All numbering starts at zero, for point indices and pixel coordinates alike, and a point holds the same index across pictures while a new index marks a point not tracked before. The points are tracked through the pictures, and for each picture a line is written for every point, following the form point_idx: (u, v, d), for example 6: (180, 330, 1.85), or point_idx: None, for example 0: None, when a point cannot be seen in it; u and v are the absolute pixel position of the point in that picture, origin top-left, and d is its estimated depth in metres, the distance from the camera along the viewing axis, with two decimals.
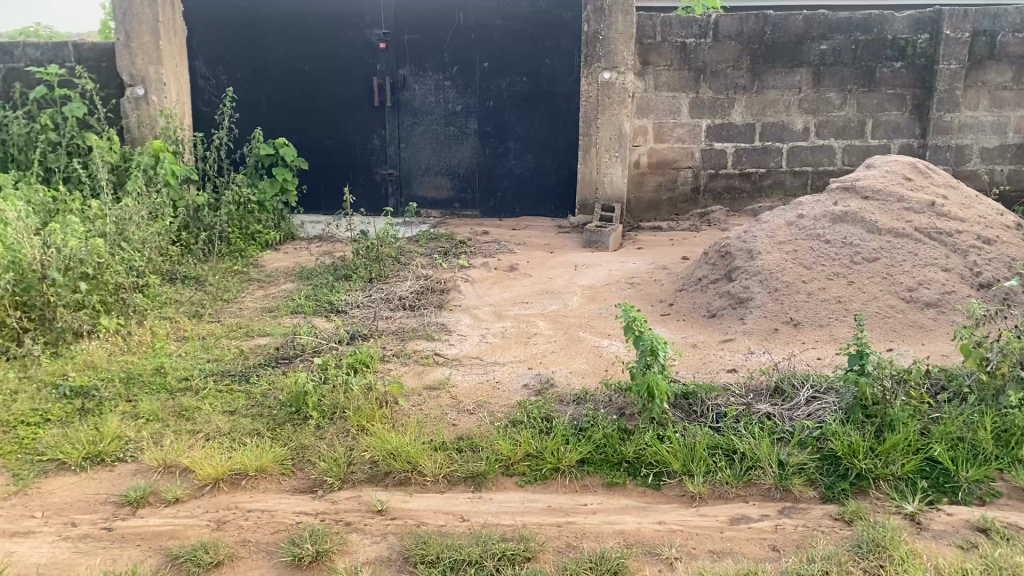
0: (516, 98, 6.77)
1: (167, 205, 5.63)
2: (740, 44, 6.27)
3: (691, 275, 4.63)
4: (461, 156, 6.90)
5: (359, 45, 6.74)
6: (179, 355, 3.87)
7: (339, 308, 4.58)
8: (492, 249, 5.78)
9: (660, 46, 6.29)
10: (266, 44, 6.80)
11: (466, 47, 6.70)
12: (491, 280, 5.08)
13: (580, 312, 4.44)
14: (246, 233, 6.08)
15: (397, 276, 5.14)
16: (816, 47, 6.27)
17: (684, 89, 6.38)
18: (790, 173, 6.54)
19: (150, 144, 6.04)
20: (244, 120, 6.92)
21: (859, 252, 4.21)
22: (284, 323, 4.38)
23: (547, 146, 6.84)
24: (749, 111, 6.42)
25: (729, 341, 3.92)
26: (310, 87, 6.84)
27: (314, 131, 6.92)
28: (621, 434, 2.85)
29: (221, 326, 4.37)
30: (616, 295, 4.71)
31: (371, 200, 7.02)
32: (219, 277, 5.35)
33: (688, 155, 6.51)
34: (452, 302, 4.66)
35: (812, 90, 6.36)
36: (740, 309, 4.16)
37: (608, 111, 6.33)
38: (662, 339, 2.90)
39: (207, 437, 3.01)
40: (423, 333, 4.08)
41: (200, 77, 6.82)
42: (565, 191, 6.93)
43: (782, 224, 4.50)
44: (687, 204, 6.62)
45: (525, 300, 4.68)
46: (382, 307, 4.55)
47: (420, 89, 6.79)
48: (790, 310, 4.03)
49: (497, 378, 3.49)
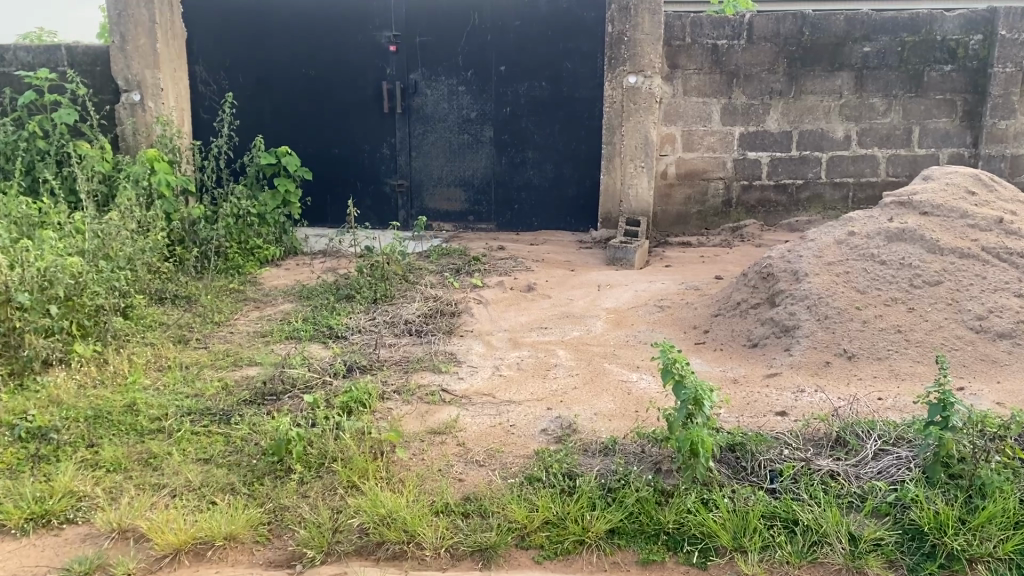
0: (535, 104, 6.34)
1: (159, 218, 5.26)
2: (776, 45, 5.82)
3: (728, 298, 4.17)
4: (476, 167, 6.49)
5: (367, 48, 6.35)
6: (155, 390, 3.47)
7: (339, 333, 4.17)
8: (509, 267, 5.35)
9: (690, 48, 5.86)
10: (270, 47, 6.43)
11: (481, 50, 6.29)
12: (506, 301, 4.65)
13: (605, 339, 4.00)
14: (245, 248, 5.69)
15: (404, 296, 4.72)
16: (859, 49, 5.82)
17: (715, 94, 5.93)
18: (830, 184, 6.07)
19: (144, 153, 5.66)
20: (245, 127, 6.54)
21: (919, 275, 3.75)
22: (276, 352, 3.97)
23: (567, 154, 6.41)
24: (785, 118, 5.96)
25: (774, 376, 3.48)
26: (317, 93, 6.46)
27: (320, 139, 6.53)
28: (659, 497, 2.42)
29: (207, 354, 3.97)
30: (645, 320, 4.26)
31: (379, 213, 6.61)
32: (213, 296, 4.97)
33: (719, 166, 6.06)
34: (463, 327, 4.23)
35: (854, 95, 5.90)
36: (785, 338, 3.71)
37: (633, 118, 5.88)
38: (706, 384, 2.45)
39: (173, 494, 2.61)
40: (430, 364, 3.65)
41: (200, 82, 6.45)
42: (587, 204, 6.50)
43: (831, 242, 4.04)
44: (718, 218, 6.16)
45: (544, 324, 4.25)
46: (385, 333, 4.13)
47: (432, 95, 6.39)
48: (842, 340, 3.58)
49: (512, 420, 3.05)
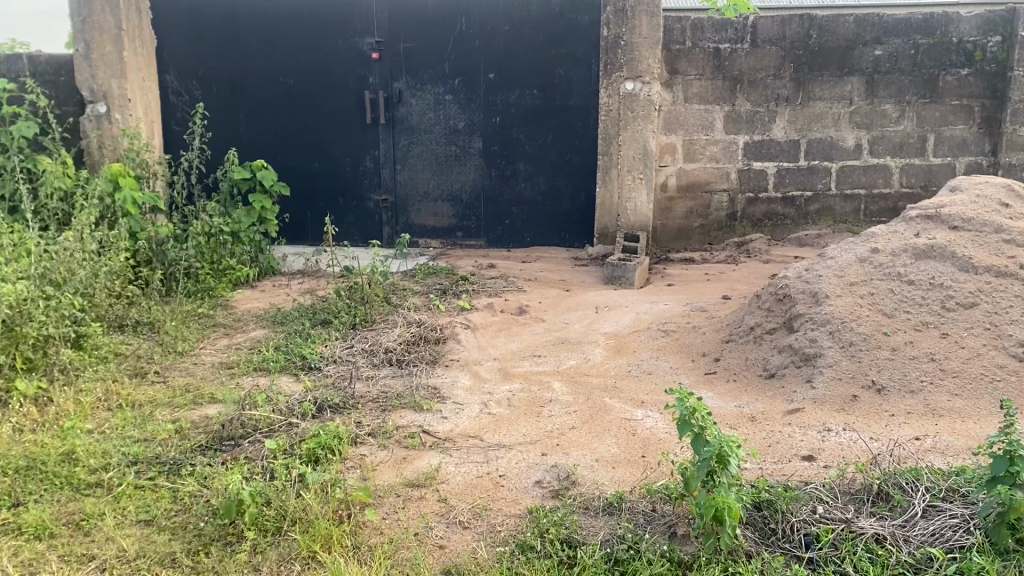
0: (527, 113, 5.99)
1: (122, 238, 4.88)
2: (782, 49, 5.49)
3: (740, 322, 3.80)
4: (465, 180, 6.12)
5: (348, 55, 5.98)
6: (100, 434, 3.08)
7: (312, 365, 3.79)
8: (500, 286, 4.98)
9: (690, 53, 5.52)
10: (244, 54, 6.06)
11: (469, 56, 5.94)
12: (497, 325, 4.27)
13: (605, 368, 3.63)
14: (217, 269, 5.32)
15: (386, 321, 4.34)
16: (869, 52, 5.48)
17: (717, 101, 5.59)
18: (840, 196, 5.72)
19: (108, 168, 5.29)
20: (219, 139, 6.17)
21: (952, 296, 3.38)
22: (240, 387, 3.60)
23: (561, 166, 6.05)
24: (793, 126, 5.61)
25: (796, 413, 3.12)
26: (295, 103, 6.10)
27: (299, 151, 6.16)
28: (676, 571, 2.07)
29: (165, 390, 3.59)
30: (647, 346, 3.89)
31: (362, 229, 6.23)
32: (178, 322, 4.58)
33: (723, 177, 5.70)
34: (449, 355, 3.85)
35: (865, 101, 5.56)
36: (806, 368, 3.35)
37: (631, 127, 5.53)
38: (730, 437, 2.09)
39: (103, 566, 2.23)
40: (410, 400, 3.26)
41: (171, 92, 6.08)
42: (582, 218, 6.13)
43: (852, 260, 3.67)
44: (722, 232, 5.80)
45: (537, 352, 3.86)
46: (362, 364, 3.75)
47: (418, 104, 6.03)
48: (870, 371, 3.22)
49: (502, 468, 2.68)
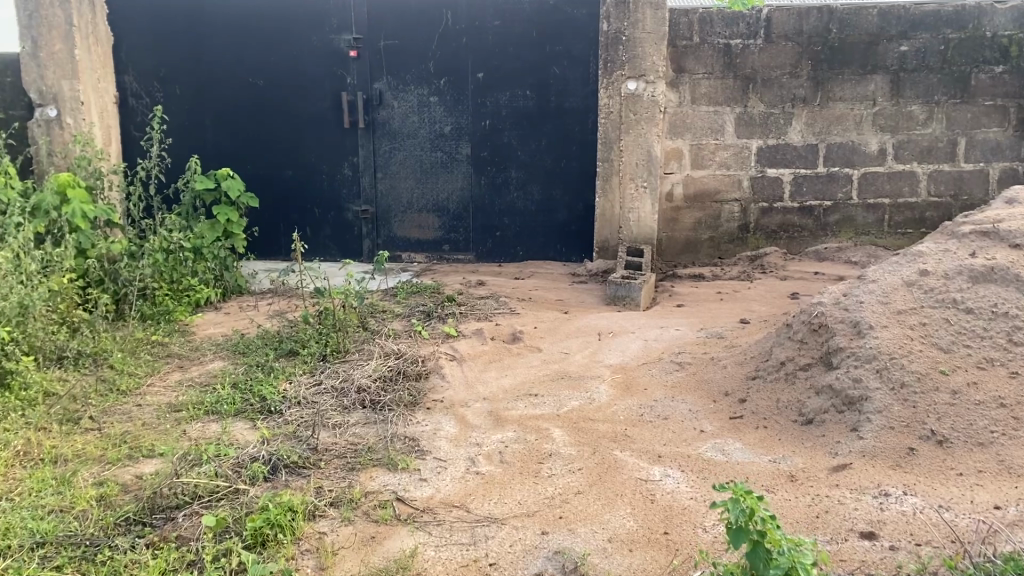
0: (519, 116, 5.48)
1: (66, 258, 4.35)
2: (799, 45, 5.01)
3: (768, 355, 3.29)
4: (452, 189, 5.61)
5: (324, 53, 5.47)
6: (7, 503, 2.54)
7: (272, 409, 3.28)
8: (490, 309, 4.46)
9: (698, 49, 5.03)
10: (210, 53, 5.53)
11: (456, 54, 5.43)
12: (487, 356, 3.75)
13: (611, 412, 3.11)
14: (177, 290, 4.79)
15: (360, 352, 3.81)
16: (894, 48, 5.01)
17: (728, 102, 5.09)
18: (862, 206, 5.23)
19: (55, 178, 4.75)
20: (183, 146, 5.64)
21: (1020, 327, 2.86)
22: (187, 438, 3.07)
23: (557, 174, 5.54)
24: (810, 129, 5.12)
25: (843, 471, 2.62)
26: (265, 106, 5.58)
27: (270, 159, 5.64)
28: None
29: (97, 440, 3.05)
30: (660, 383, 3.37)
31: (340, 243, 5.72)
32: (127, 352, 4.04)
33: (734, 185, 5.20)
34: (431, 396, 3.33)
35: (890, 101, 5.07)
36: (850, 414, 2.84)
37: (634, 131, 5.05)
38: (802, 548, 1.75)
39: None
40: (383, 457, 2.74)
41: (130, 94, 5.55)
42: (580, 230, 5.61)
43: (898, 285, 3.17)
44: (733, 245, 5.30)
45: (533, 390, 3.34)
46: (331, 408, 3.23)
47: (400, 107, 5.51)
48: (928, 419, 2.70)
49: (492, 554, 2.18)
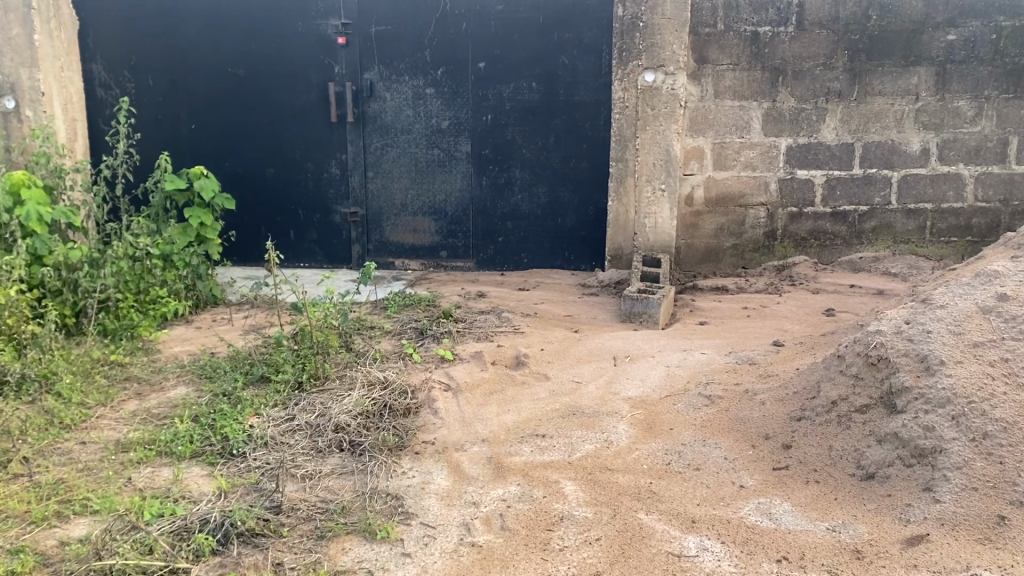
0: (524, 110, 4.99)
1: (16, 267, 3.87)
2: (835, 33, 4.52)
3: (815, 391, 2.81)
4: (449, 190, 5.13)
5: (309, 40, 4.99)
6: None
7: (235, 451, 2.81)
8: (490, 326, 3.98)
9: (723, 38, 4.54)
10: (186, 40, 5.05)
11: (455, 41, 4.94)
12: (486, 385, 3.27)
13: (633, 459, 2.64)
14: (143, 302, 4.32)
15: (341, 380, 3.34)
16: (940, 36, 4.52)
17: (755, 96, 4.60)
18: (901, 212, 4.75)
19: (8, 177, 4.26)
20: (156, 142, 5.17)
21: None
22: (130, 488, 2.60)
23: (565, 174, 5.05)
24: (846, 126, 4.64)
25: (919, 544, 2.13)
26: (246, 98, 5.10)
27: (251, 156, 5.17)
28: None
29: (23, 492, 2.57)
30: (687, 421, 2.89)
31: (327, 248, 5.25)
32: (80, 375, 3.56)
33: (760, 188, 4.72)
34: (420, 437, 2.86)
35: (934, 97, 4.59)
36: (922, 470, 2.35)
37: (651, 128, 4.57)
38: None
39: None
40: (360, 523, 2.28)
41: (98, 84, 5.08)
42: (590, 236, 5.13)
43: (971, 312, 2.68)
44: (758, 254, 4.83)
45: (540, 429, 2.87)
46: (302, 452, 2.78)
47: (393, 100, 5.03)
48: (1020, 479, 2.21)
49: None
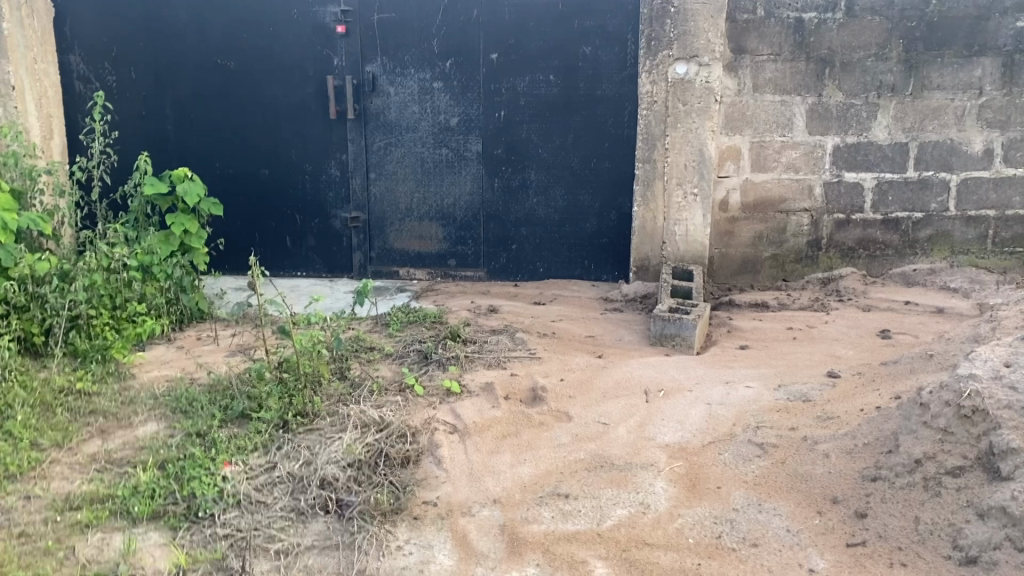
0: (540, 106, 4.53)
1: None
2: (890, 20, 4.04)
3: (891, 444, 2.35)
4: (458, 193, 4.68)
5: (306, 29, 4.54)
6: None
7: (202, 511, 2.37)
8: (503, 349, 3.54)
9: (763, 25, 4.06)
10: (171, 28, 4.61)
11: (465, 30, 4.48)
12: (498, 425, 2.83)
13: (677, 532, 2.20)
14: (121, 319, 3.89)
15: (332, 417, 2.90)
16: (1009, 24, 4.04)
17: (798, 91, 4.13)
18: (960, 219, 4.27)
19: None
20: (140, 141, 4.75)
21: None
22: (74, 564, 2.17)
23: (585, 175, 4.60)
24: (900, 124, 4.16)
25: None
26: (237, 92, 4.67)
27: (242, 156, 4.74)
28: None
29: None
30: (737, 478, 2.44)
31: (326, 256, 4.82)
32: (38, 408, 3.12)
33: (803, 192, 4.25)
34: (420, 497, 2.42)
35: (1000, 91, 4.11)
36: None
37: (682, 126, 4.11)
38: None
39: None
40: None
41: (76, 77, 4.65)
42: (612, 244, 4.67)
43: None
44: (799, 264, 4.35)
45: (563, 487, 2.43)
46: (282, 518, 2.35)
47: (397, 94, 4.58)
48: None
49: None
